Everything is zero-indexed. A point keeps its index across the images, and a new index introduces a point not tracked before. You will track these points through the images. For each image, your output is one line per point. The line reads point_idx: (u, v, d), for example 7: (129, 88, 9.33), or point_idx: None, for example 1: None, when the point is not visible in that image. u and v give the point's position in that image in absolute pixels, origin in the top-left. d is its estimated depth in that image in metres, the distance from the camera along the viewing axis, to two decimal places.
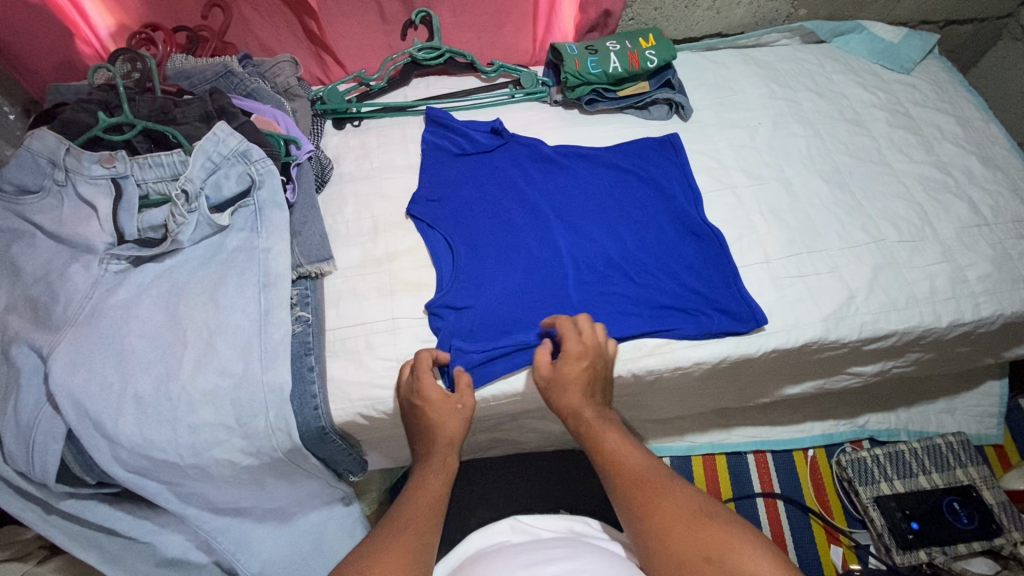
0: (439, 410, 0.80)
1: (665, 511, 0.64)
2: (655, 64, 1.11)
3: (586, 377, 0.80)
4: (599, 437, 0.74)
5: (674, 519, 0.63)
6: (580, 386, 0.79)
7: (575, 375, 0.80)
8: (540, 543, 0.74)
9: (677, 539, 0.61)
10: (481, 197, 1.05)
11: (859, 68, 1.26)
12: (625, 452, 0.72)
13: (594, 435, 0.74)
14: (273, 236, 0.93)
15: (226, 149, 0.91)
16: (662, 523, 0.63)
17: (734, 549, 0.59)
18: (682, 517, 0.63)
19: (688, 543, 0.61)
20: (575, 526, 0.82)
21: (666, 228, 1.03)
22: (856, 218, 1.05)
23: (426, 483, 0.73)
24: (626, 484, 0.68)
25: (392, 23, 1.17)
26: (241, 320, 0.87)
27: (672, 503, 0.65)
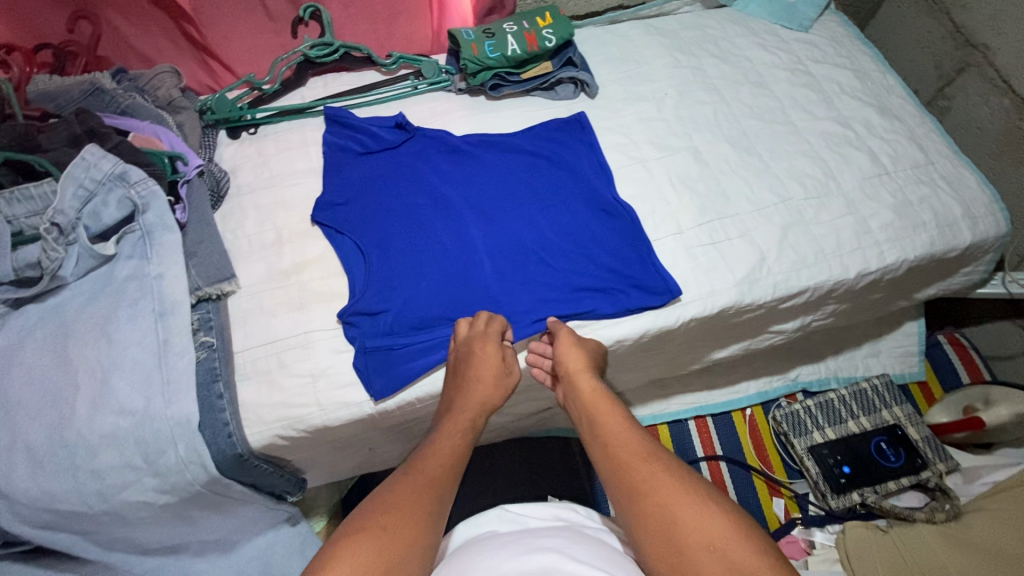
0: (484, 359, 0.83)
1: (661, 490, 0.65)
2: (554, 42, 1.09)
3: (583, 354, 0.85)
4: (596, 415, 0.77)
5: (671, 498, 0.64)
6: (581, 362, 0.84)
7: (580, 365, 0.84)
8: (528, 531, 0.76)
9: (676, 520, 0.62)
10: (389, 194, 1.02)
11: (759, 30, 1.27)
12: (617, 426, 0.74)
13: (593, 416, 0.77)
14: (165, 261, 0.87)
15: (98, 173, 0.85)
16: (662, 503, 0.64)
17: (731, 539, 0.59)
18: (683, 498, 0.63)
19: (688, 526, 0.61)
20: (563, 513, 0.84)
21: (580, 210, 1.02)
22: (764, 179, 1.06)
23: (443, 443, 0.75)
24: (625, 462, 0.69)
25: (280, 22, 1.12)
26: (138, 354, 0.82)
27: (671, 485, 0.65)
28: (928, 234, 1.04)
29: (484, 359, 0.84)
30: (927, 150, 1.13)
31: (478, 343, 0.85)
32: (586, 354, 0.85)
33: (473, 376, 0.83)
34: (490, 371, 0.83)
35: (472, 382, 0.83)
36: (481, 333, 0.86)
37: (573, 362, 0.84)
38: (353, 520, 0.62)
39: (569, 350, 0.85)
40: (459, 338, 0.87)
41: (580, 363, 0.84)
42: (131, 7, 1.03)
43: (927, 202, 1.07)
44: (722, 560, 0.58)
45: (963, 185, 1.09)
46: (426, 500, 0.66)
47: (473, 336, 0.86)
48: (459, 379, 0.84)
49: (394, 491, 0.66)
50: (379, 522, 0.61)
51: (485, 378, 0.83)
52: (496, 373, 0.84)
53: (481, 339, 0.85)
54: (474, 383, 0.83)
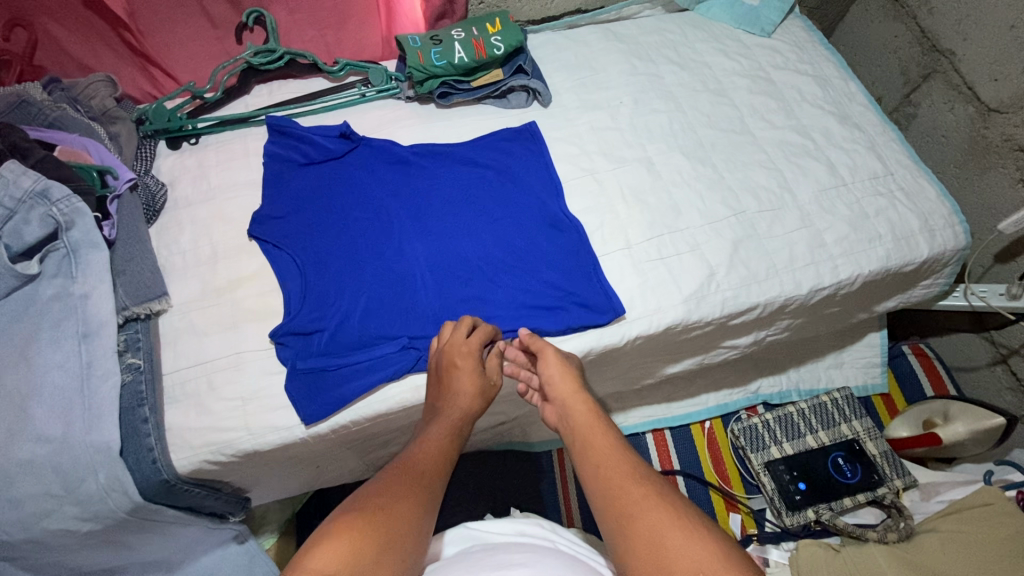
0: (465, 367, 0.81)
1: (651, 518, 0.59)
2: (502, 50, 1.06)
3: (570, 370, 0.80)
4: (584, 432, 0.72)
5: (661, 527, 0.58)
6: (567, 380, 0.79)
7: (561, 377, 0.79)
8: (490, 548, 0.73)
9: (667, 549, 0.56)
10: (332, 207, 0.99)
11: (720, 35, 1.24)
12: (605, 446, 0.69)
13: (580, 432, 0.72)
14: (91, 280, 0.85)
15: (17, 190, 0.82)
16: (652, 528, 0.58)
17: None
18: (675, 529, 0.58)
19: (678, 556, 0.56)
20: (525, 527, 0.82)
21: (526, 223, 0.99)
22: (717, 191, 1.04)
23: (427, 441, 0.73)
24: (615, 482, 0.64)
25: (223, 28, 1.09)
26: (59, 378, 0.80)
27: (660, 513, 0.60)
28: (884, 247, 1.02)
29: (467, 370, 0.81)
30: (886, 160, 1.11)
31: (461, 351, 0.82)
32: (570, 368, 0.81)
33: (454, 380, 0.80)
34: (468, 376, 0.80)
35: (456, 391, 0.79)
36: (462, 342, 0.83)
37: (558, 377, 0.79)
38: (336, 514, 0.60)
39: (554, 366, 0.80)
40: (441, 343, 0.85)
41: (566, 382, 0.79)
42: (66, 14, 0.99)
43: (884, 214, 1.05)
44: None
45: (921, 197, 1.07)
46: (411, 499, 0.63)
47: (455, 344, 0.83)
48: (442, 386, 0.81)
49: (379, 487, 0.64)
50: (362, 517, 0.59)
51: (468, 386, 0.80)
52: (478, 374, 0.81)
53: (464, 347, 0.82)
54: (457, 388, 0.79)
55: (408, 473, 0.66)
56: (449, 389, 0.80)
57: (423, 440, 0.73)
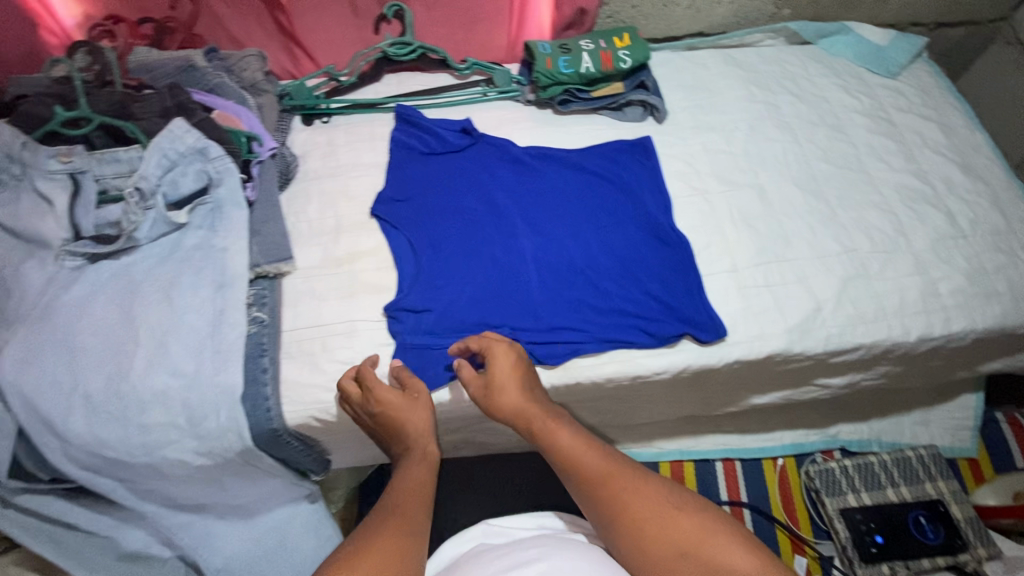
0: (393, 400, 0.81)
1: (640, 509, 0.70)
2: (629, 64, 1.09)
3: (518, 377, 0.81)
4: (551, 436, 0.76)
5: (648, 514, 0.69)
6: (519, 390, 0.80)
7: (511, 382, 0.81)
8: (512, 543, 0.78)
9: (651, 534, 0.68)
10: (448, 197, 1.04)
11: (842, 71, 1.23)
12: (582, 448, 0.75)
13: (546, 437, 0.76)
14: (231, 235, 0.92)
15: (182, 146, 0.90)
16: (639, 515, 0.69)
17: (709, 542, 0.66)
18: (660, 511, 0.70)
19: (662, 540, 0.67)
20: (545, 521, 0.87)
21: (633, 233, 1.01)
22: (829, 227, 1.03)
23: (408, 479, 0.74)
24: (595, 480, 0.73)
25: (364, 17, 1.15)
26: (195, 320, 0.87)
27: (646, 498, 0.71)
28: (1001, 305, 0.98)
29: (505, 381, 0.81)
30: (1010, 216, 1.07)
31: (504, 359, 0.83)
32: (517, 372, 0.82)
33: (404, 421, 0.81)
34: (417, 416, 0.82)
35: (418, 431, 0.81)
36: (374, 378, 0.83)
37: (501, 386, 0.81)
38: (337, 556, 0.62)
39: (505, 374, 0.81)
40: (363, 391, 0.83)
41: (519, 393, 0.80)
42: None
43: (1004, 272, 1.01)
44: (696, 563, 0.65)
45: None
46: (405, 532, 0.66)
47: (377, 381, 0.82)
48: (385, 424, 0.83)
49: (373, 527, 0.66)
50: (362, 557, 0.61)
51: (417, 420, 0.82)
52: (411, 402, 0.83)
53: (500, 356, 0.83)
54: (409, 424, 0.81)
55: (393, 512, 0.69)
56: (486, 401, 0.81)
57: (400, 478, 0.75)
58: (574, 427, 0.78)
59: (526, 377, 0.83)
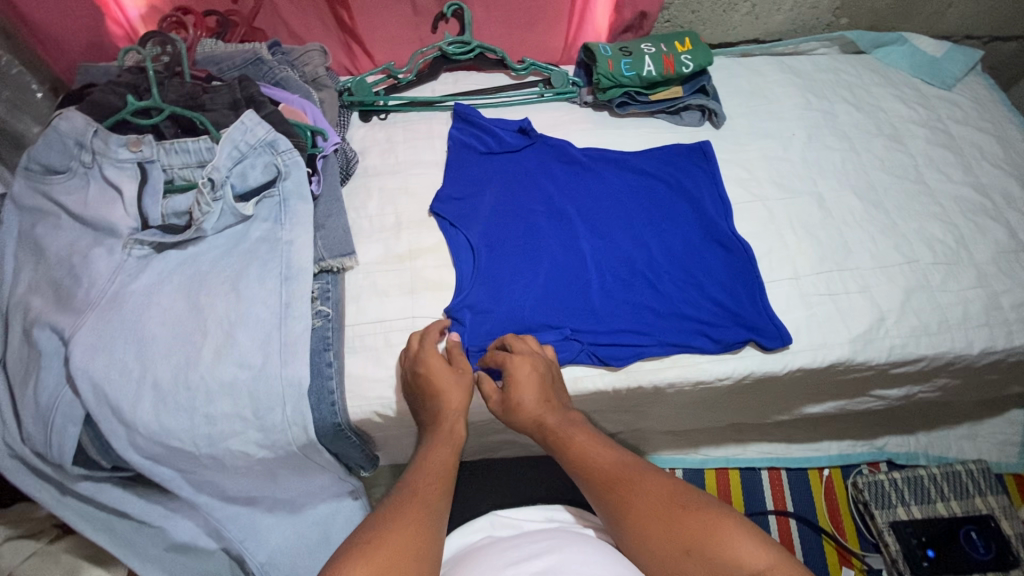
0: (448, 377, 0.80)
1: (647, 507, 0.64)
2: (691, 68, 1.09)
3: (540, 384, 0.80)
4: (565, 441, 0.75)
5: (655, 512, 0.64)
6: (539, 396, 0.79)
7: (528, 386, 0.80)
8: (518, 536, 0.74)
9: (659, 535, 0.62)
10: (506, 196, 1.04)
11: (897, 82, 1.23)
12: (595, 451, 0.73)
13: (562, 446, 0.75)
14: (297, 228, 0.92)
15: (252, 138, 0.90)
16: (643, 515, 0.64)
17: (716, 539, 0.59)
18: (667, 508, 0.63)
19: (669, 536, 0.61)
20: (554, 514, 0.83)
21: (693, 238, 1.01)
22: (890, 237, 1.02)
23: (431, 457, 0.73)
24: (603, 479, 0.69)
25: (422, 15, 1.16)
26: (262, 312, 0.86)
27: (654, 495, 0.65)
28: None
29: (527, 387, 0.79)
30: None
31: (540, 363, 0.82)
32: (535, 379, 0.80)
33: (441, 391, 0.80)
34: (453, 389, 0.80)
35: (447, 406, 0.79)
36: (434, 348, 0.83)
37: (521, 391, 0.79)
38: (350, 540, 0.60)
39: (523, 380, 0.80)
40: (415, 353, 0.84)
41: (538, 400, 0.79)
42: None
43: None
44: (702, 561, 0.58)
45: None
46: (423, 512, 0.64)
47: (427, 343, 0.84)
48: (425, 395, 0.81)
49: (389, 509, 0.64)
50: (380, 538, 0.59)
51: (455, 395, 0.80)
52: (461, 378, 0.81)
53: (518, 359, 0.81)
54: (449, 400, 0.79)
55: (412, 495, 0.66)
56: (510, 409, 0.80)
57: (429, 456, 0.73)
58: (585, 430, 0.76)
59: (546, 383, 0.82)
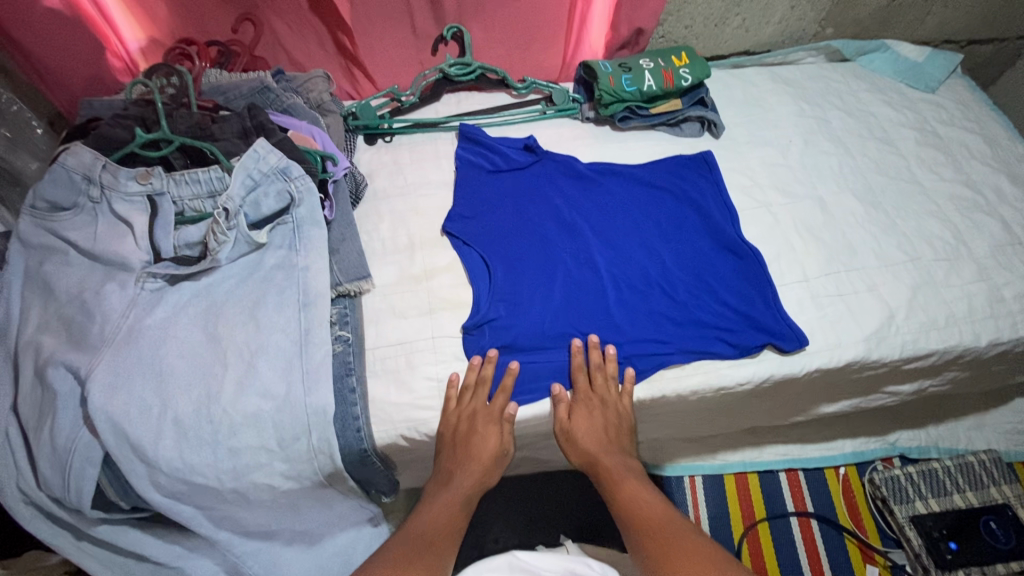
0: (486, 435, 0.86)
1: (685, 564, 0.67)
2: (690, 82, 1.12)
3: (599, 429, 0.88)
4: (617, 487, 0.83)
5: (690, 570, 0.66)
6: (598, 438, 0.87)
7: (586, 427, 0.88)
8: None
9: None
10: (518, 212, 1.05)
11: (883, 87, 1.28)
12: (643, 502, 0.80)
13: (612, 488, 0.83)
14: (312, 254, 0.92)
15: (265, 166, 0.89)
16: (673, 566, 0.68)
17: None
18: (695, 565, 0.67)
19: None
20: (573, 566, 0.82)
21: (703, 246, 1.03)
22: (892, 236, 1.06)
23: (457, 487, 0.84)
24: (643, 528, 0.75)
25: (423, 39, 1.18)
26: (282, 340, 0.86)
27: (683, 552, 0.69)
28: None
29: (587, 430, 0.88)
30: None
31: (608, 411, 0.89)
32: (599, 424, 0.88)
33: (474, 450, 0.85)
34: (486, 453, 0.86)
35: (473, 458, 0.85)
36: (477, 404, 0.87)
37: (585, 431, 0.88)
38: (385, 558, 0.71)
39: (585, 421, 0.88)
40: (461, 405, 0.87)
41: (598, 441, 0.87)
42: (293, 16, 1.11)
43: None
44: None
45: None
46: (434, 566, 0.71)
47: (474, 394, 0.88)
48: (459, 453, 0.86)
49: (404, 559, 0.70)
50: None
51: (486, 454, 0.86)
52: (496, 437, 0.87)
53: (587, 397, 0.88)
54: (477, 457, 0.85)
55: (427, 547, 0.74)
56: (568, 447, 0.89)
57: (438, 513, 0.80)
58: (636, 482, 0.83)
59: (610, 427, 0.89)
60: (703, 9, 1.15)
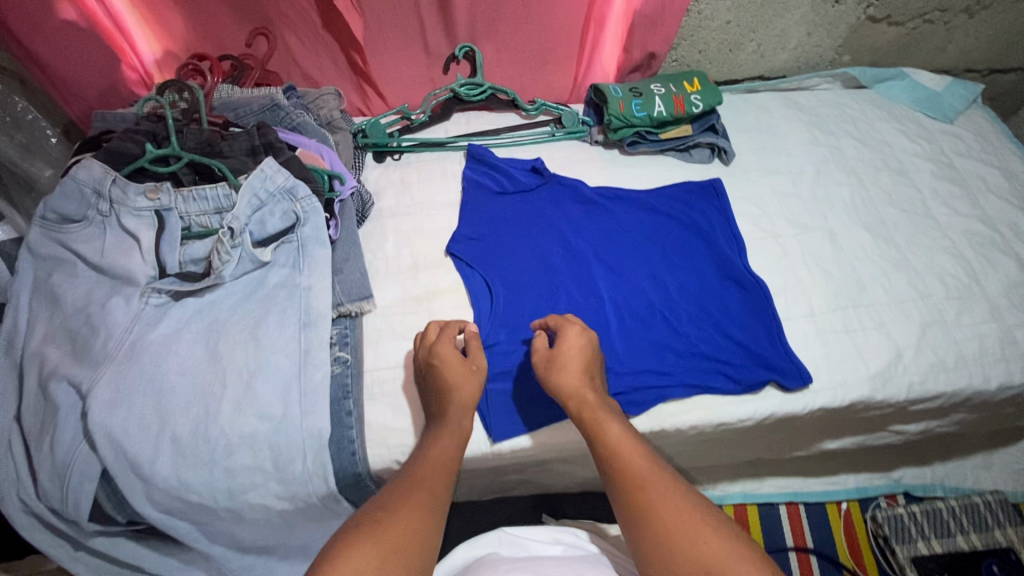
0: (454, 371, 0.83)
1: (669, 517, 0.64)
2: (701, 108, 1.11)
3: (582, 362, 0.82)
4: (601, 424, 0.75)
5: (676, 525, 0.64)
6: (581, 371, 0.82)
7: (573, 359, 0.82)
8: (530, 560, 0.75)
9: (675, 549, 0.62)
10: (522, 236, 1.05)
11: (899, 116, 1.26)
12: (630, 445, 0.73)
13: (594, 424, 0.76)
14: (315, 273, 0.92)
15: (272, 186, 0.90)
16: (667, 526, 0.64)
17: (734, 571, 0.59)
18: (688, 518, 0.64)
19: (684, 555, 0.61)
20: (562, 537, 0.83)
21: (709, 276, 1.02)
22: (903, 271, 1.04)
23: (437, 448, 0.77)
24: (631, 477, 0.69)
25: (434, 57, 1.19)
26: (281, 361, 0.86)
27: (675, 503, 0.66)
28: None
29: (572, 361, 0.82)
30: None
31: (588, 346, 0.84)
32: (582, 357, 0.83)
33: (446, 378, 0.83)
34: (456, 372, 0.83)
35: (445, 386, 0.82)
36: (449, 338, 0.87)
37: (570, 367, 0.82)
38: (359, 519, 0.65)
39: (571, 355, 0.83)
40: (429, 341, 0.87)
41: (580, 375, 0.81)
42: (307, 32, 1.12)
43: None
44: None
45: None
46: (426, 504, 0.68)
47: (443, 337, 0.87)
48: (437, 387, 0.83)
49: (391, 498, 0.68)
50: (375, 528, 0.63)
51: (459, 380, 0.83)
52: (465, 371, 0.84)
53: (571, 337, 0.85)
54: (454, 398, 0.82)
55: (412, 488, 0.70)
56: (551, 378, 0.82)
57: (428, 453, 0.76)
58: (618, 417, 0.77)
59: (590, 362, 0.83)
60: (716, 33, 1.13)
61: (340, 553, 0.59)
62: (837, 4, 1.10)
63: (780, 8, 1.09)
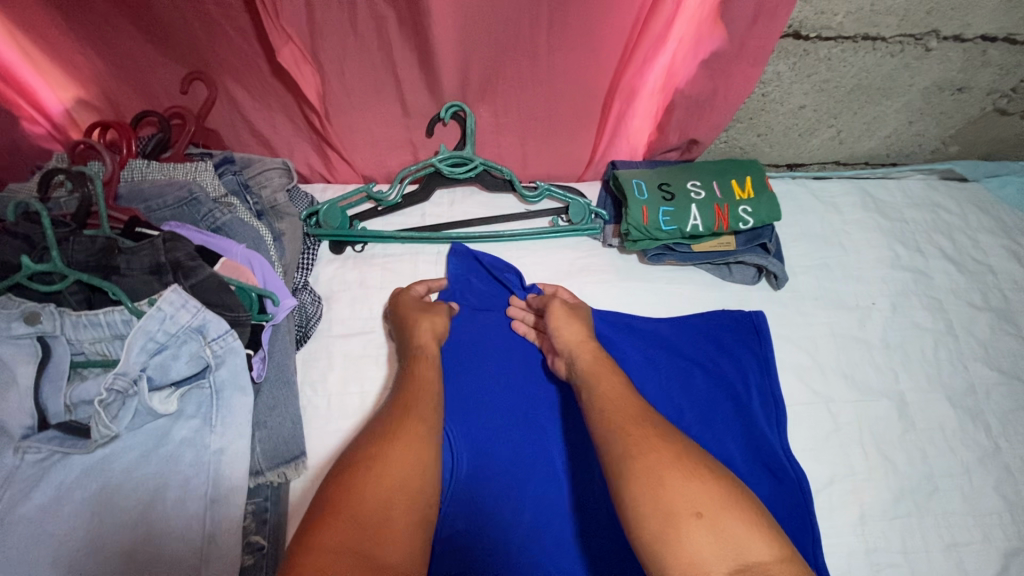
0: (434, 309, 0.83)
1: (662, 449, 0.57)
2: (750, 224, 0.85)
3: (581, 316, 0.79)
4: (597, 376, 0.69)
5: (669, 458, 0.56)
6: (580, 323, 0.78)
7: (571, 314, 0.79)
8: None
9: (667, 483, 0.53)
10: (499, 377, 0.85)
11: (1012, 227, 0.96)
12: (618, 391, 0.66)
13: (595, 377, 0.69)
14: (230, 431, 0.73)
15: (173, 326, 0.70)
16: (653, 464, 0.55)
17: (730, 509, 0.52)
18: (676, 460, 0.56)
19: (678, 492, 0.53)
20: None
21: (737, 457, 0.78)
22: (988, 465, 0.80)
23: (417, 374, 0.71)
24: (620, 419, 0.62)
25: (415, 117, 0.92)
26: (177, 551, 0.69)
27: (665, 443, 0.58)
28: None
29: (570, 314, 0.79)
30: None
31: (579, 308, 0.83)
32: (580, 314, 0.80)
33: (405, 317, 0.81)
34: (413, 308, 0.82)
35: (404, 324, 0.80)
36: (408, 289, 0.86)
37: (566, 320, 0.78)
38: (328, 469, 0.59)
39: (568, 311, 0.79)
40: (402, 300, 0.84)
41: (580, 326, 0.77)
42: (255, 82, 0.87)
43: None
44: (711, 528, 0.50)
45: None
46: (422, 433, 0.62)
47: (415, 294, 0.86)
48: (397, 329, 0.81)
49: (373, 433, 0.62)
50: (348, 474, 0.57)
51: (412, 310, 0.82)
52: (424, 310, 0.82)
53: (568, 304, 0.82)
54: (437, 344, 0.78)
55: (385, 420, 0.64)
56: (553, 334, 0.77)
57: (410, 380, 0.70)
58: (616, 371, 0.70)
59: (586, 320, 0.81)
60: (786, 118, 0.88)
61: (331, 503, 0.54)
62: (958, 93, 0.86)
63: (879, 94, 0.85)
